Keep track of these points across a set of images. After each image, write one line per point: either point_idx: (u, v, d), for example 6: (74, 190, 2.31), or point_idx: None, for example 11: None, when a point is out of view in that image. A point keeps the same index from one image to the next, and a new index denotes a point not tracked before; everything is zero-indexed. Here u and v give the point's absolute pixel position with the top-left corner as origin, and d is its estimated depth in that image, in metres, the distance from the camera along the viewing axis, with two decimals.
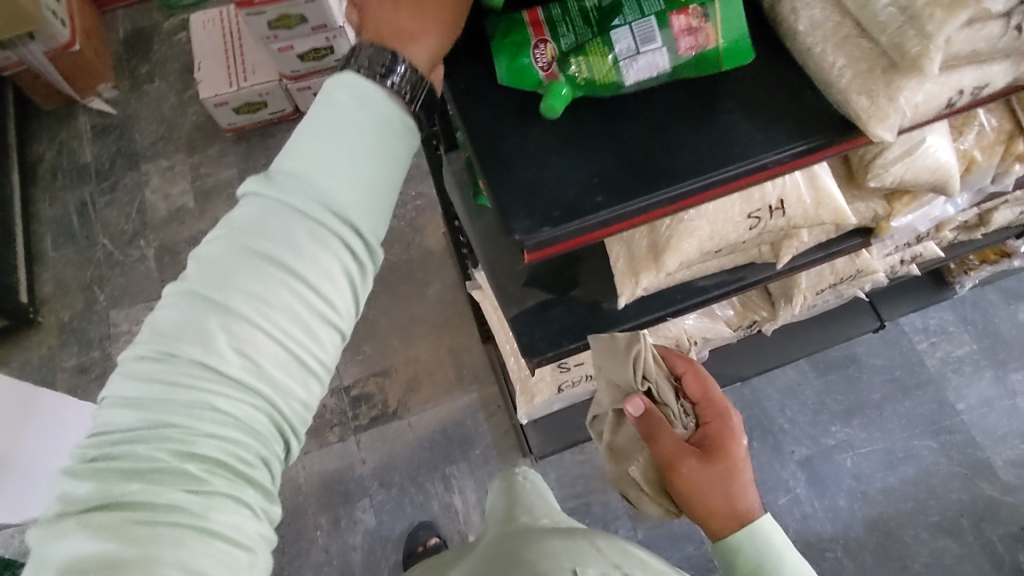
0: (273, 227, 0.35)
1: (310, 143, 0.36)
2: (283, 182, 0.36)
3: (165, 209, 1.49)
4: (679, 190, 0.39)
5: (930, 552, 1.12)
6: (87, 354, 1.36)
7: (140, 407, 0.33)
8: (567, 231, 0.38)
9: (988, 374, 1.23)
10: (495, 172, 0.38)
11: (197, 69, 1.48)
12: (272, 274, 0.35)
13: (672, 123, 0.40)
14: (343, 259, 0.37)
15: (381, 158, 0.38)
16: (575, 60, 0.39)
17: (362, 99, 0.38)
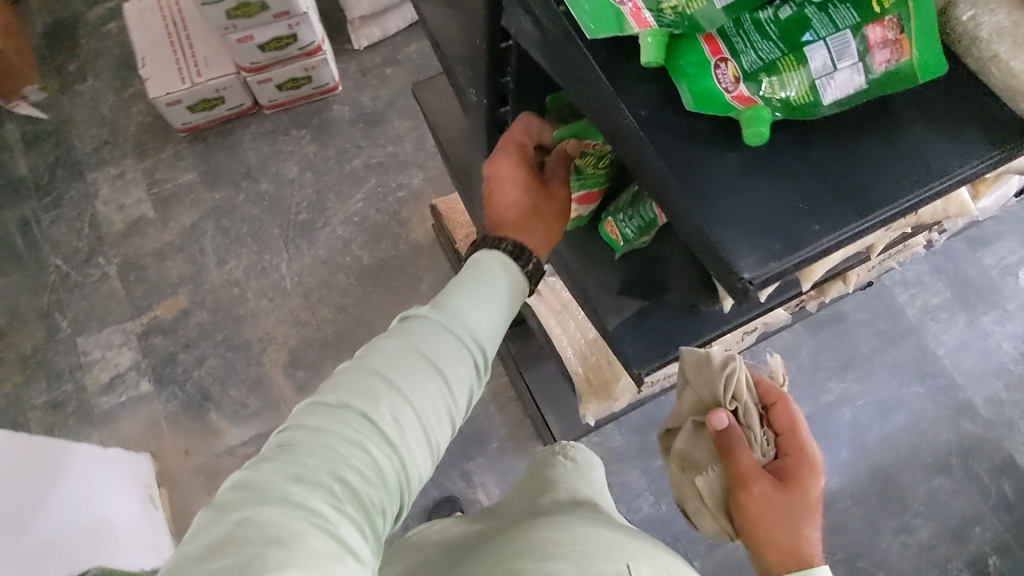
0: (436, 337, 0.42)
1: (465, 289, 0.45)
2: (444, 312, 0.44)
3: (122, 222, 1.37)
4: (889, 213, 0.33)
5: (927, 490, 1.21)
6: (59, 388, 1.25)
7: (310, 435, 0.37)
8: (794, 264, 0.32)
9: (962, 318, 1.32)
10: (699, 210, 0.33)
11: (142, 64, 1.35)
12: (427, 370, 0.41)
13: (863, 139, 0.35)
14: (471, 374, 0.44)
15: (505, 312, 0.46)
16: (766, 79, 0.33)
17: (505, 262, 0.47)
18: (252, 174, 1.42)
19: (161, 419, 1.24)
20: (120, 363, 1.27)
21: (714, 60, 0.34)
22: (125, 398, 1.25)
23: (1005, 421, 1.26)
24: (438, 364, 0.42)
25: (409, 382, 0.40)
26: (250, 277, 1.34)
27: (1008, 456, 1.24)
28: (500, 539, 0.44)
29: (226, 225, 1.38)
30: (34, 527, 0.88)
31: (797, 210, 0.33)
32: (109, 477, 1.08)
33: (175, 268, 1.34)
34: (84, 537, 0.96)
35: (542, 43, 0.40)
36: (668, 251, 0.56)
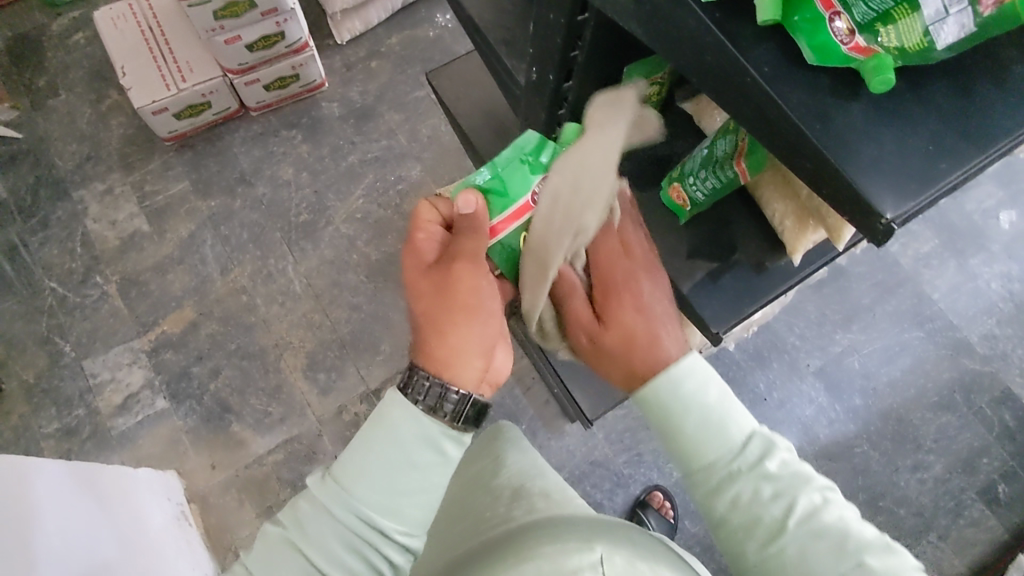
0: (342, 516, 0.48)
1: (359, 455, 0.48)
2: (329, 487, 0.48)
3: (116, 238, 1.33)
4: (1007, 145, 0.35)
5: (937, 427, 1.27)
6: (70, 414, 1.21)
7: None
8: (928, 201, 0.33)
9: (951, 262, 1.39)
10: (840, 156, 0.34)
11: (122, 73, 1.30)
12: (327, 550, 0.48)
13: (973, 81, 0.36)
14: (365, 554, 0.48)
15: (418, 468, 0.49)
16: (882, 28, 0.33)
17: (409, 422, 0.49)
18: (246, 179, 1.39)
19: (181, 435, 1.21)
20: (132, 383, 1.24)
21: (827, 13, 0.34)
22: (141, 417, 1.22)
23: (1000, 355, 1.33)
24: (328, 549, 0.48)
25: (297, 573, 0.48)
26: (257, 282, 1.31)
27: (1006, 387, 1.30)
28: (496, 549, 0.53)
29: (225, 232, 1.35)
30: (87, 549, 0.84)
31: (927, 150, 0.34)
32: (139, 495, 1.04)
33: (177, 281, 1.31)
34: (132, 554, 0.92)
35: (636, 10, 0.40)
36: (731, 211, 0.60)
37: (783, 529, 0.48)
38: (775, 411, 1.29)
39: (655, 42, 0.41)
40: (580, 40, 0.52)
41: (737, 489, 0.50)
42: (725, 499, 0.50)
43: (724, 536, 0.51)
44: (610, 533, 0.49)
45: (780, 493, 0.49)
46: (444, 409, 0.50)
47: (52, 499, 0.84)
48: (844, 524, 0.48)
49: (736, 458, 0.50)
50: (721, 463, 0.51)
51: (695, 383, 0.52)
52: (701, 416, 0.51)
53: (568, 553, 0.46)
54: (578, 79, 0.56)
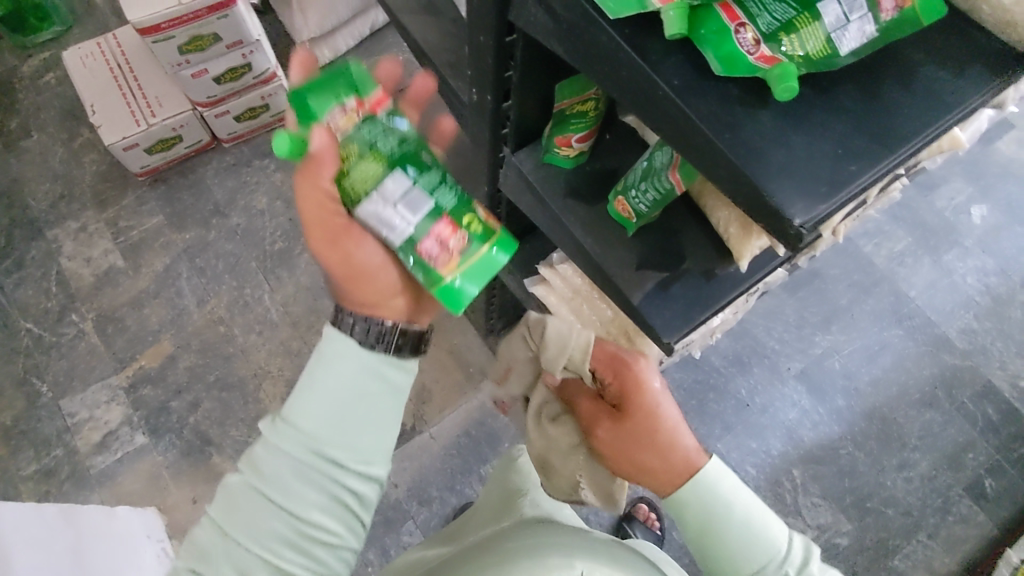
0: (298, 464, 0.47)
1: (306, 391, 0.48)
2: (282, 430, 0.47)
3: (92, 275, 1.33)
4: (917, 144, 0.35)
5: (920, 425, 1.27)
6: (48, 454, 1.20)
7: (214, 551, 0.47)
8: (841, 203, 0.33)
9: (926, 260, 1.40)
10: (750, 165, 0.34)
11: (91, 111, 1.31)
12: (287, 487, 0.47)
13: (882, 82, 0.36)
14: (329, 489, 0.48)
15: (366, 398, 0.49)
16: (786, 38, 0.35)
17: (345, 351, 0.50)
18: (221, 210, 1.40)
19: (162, 470, 1.20)
20: (110, 420, 1.23)
21: (733, 24, 0.35)
22: (118, 455, 1.21)
23: (979, 349, 1.33)
24: (289, 488, 0.47)
25: (264, 513, 0.47)
26: (234, 312, 1.31)
27: (988, 381, 1.31)
28: (473, 555, 0.53)
29: (201, 264, 1.35)
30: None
31: (836, 153, 0.34)
32: (120, 532, 1.04)
33: (154, 315, 1.31)
34: None
35: (555, 29, 0.41)
36: (679, 223, 0.59)
37: None
38: (759, 416, 1.28)
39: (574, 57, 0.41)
40: (511, 60, 0.52)
41: None
42: None
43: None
44: (581, 542, 0.50)
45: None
46: (377, 344, 0.51)
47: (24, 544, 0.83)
48: None
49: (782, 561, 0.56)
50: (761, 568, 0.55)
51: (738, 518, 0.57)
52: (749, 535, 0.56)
53: (549, 559, 0.47)
54: (516, 100, 0.57)
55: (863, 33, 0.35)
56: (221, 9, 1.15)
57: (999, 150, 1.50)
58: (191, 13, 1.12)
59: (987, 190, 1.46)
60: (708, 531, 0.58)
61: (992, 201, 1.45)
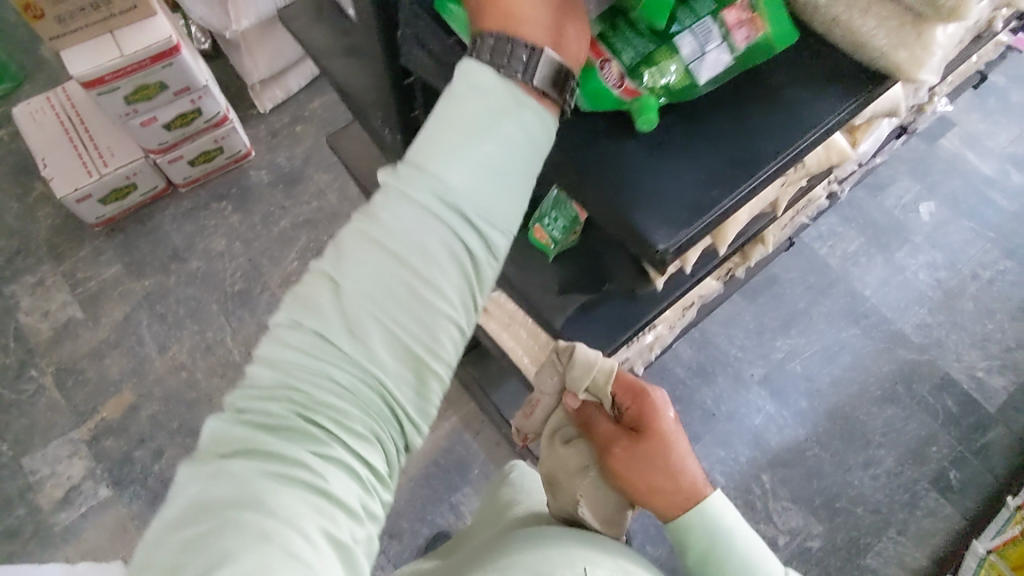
0: (406, 222, 0.34)
1: (434, 126, 0.34)
2: (413, 173, 0.34)
3: (50, 329, 1.32)
4: (780, 162, 0.39)
5: (883, 421, 1.29)
6: (10, 515, 1.18)
7: (275, 377, 0.35)
8: (704, 227, 0.37)
9: (878, 258, 1.43)
10: (617, 197, 0.37)
11: (43, 165, 1.31)
12: (407, 233, 0.34)
13: (745, 106, 0.40)
14: (467, 247, 0.35)
15: (506, 147, 0.34)
16: (648, 71, 0.38)
17: (473, 86, 0.34)
18: (179, 255, 1.40)
19: (127, 522, 1.18)
20: (73, 475, 1.21)
21: (598, 61, 0.38)
22: (82, 510, 1.19)
23: (935, 342, 1.36)
24: (420, 234, 0.34)
25: (384, 274, 0.34)
26: (196, 357, 1.31)
27: (945, 373, 1.33)
28: (480, 566, 0.54)
29: (161, 310, 1.35)
30: None
31: (699, 180, 0.38)
32: None
33: (115, 364, 1.30)
34: None
35: None
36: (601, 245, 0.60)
37: None
38: (725, 423, 1.29)
39: None
40: (414, 101, 0.54)
41: None
42: None
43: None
44: (577, 545, 0.53)
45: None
46: (517, 71, 0.34)
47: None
48: None
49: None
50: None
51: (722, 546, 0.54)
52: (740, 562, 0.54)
53: (552, 561, 0.50)
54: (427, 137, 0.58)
55: (721, 61, 0.39)
56: (164, 58, 1.17)
57: (942, 148, 1.54)
58: (134, 64, 1.14)
59: (933, 186, 1.50)
60: (709, 565, 0.55)
61: (938, 197, 1.49)
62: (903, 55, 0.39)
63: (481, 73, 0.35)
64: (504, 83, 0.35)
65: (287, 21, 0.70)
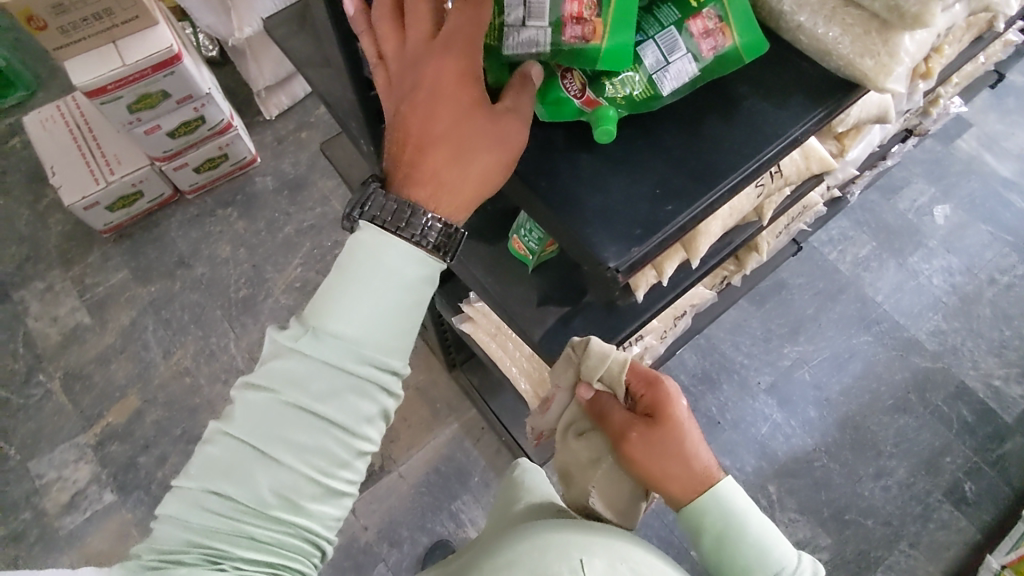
0: (314, 385, 0.38)
1: (335, 294, 0.37)
2: (317, 338, 0.37)
3: (58, 334, 1.34)
4: (739, 176, 0.37)
5: (895, 431, 1.25)
6: (17, 518, 1.20)
7: (194, 536, 0.37)
8: (656, 244, 0.36)
9: (890, 263, 1.39)
10: (567, 214, 0.37)
11: (51, 173, 1.33)
12: (315, 392, 0.38)
13: (704, 119, 0.39)
14: (375, 401, 0.39)
15: (403, 307, 0.39)
16: (610, 82, 0.38)
17: (378, 249, 0.37)
18: (185, 261, 1.41)
19: (130, 527, 1.19)
20: (78, 479, 1.23)
21: (558, 71, 0.38)
22: (86, 514, 1.20)
23: (950, 350, 1.32)
24: (328, 391, 0.38)
25: (294, 427, 0.38)
26: (200, 362, 1.32)
27: (960, 382, 1.29)
28: (471, 561, 0.51)
29: (166, 316, 1.36)
30: None
31: (652, 195, 0.37)
32: None
33: (120, 370, 1.31)
34: None
35: None
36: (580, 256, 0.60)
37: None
38: (731, 432, 1.27)
39: None
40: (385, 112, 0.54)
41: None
42: None
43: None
44: (572, 531, 0.48)
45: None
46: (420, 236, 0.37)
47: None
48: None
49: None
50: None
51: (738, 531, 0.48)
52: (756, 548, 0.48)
53: (547, 555, 0.45)
54: None
55: (687, 70, 0.37)
56: (166, 67, 1.18)
57: (959, 149, 1.50)
58: (137, 73, 1.15)
59: (949, 189, 1.46)
60: (722, 553, 0.48)
61: (954, 200, 1.45)
62: (869, 64, 0.37)
63: (379, 240, 0.38)
64: (394, 246, 0.37)
65: (271, 30, 0.70)
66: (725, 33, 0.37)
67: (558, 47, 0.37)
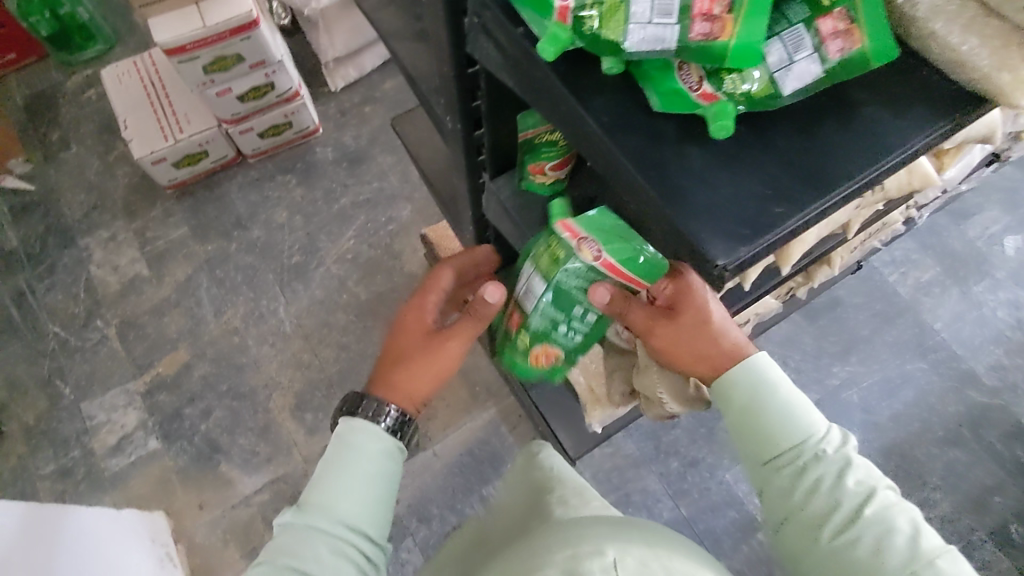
0: (309, 544, 0.52)
1: (323, 475, 0.55)
2: (309, 510, 0.53)
3: (117, 283, 1.39)
4: (859, 183, 0.34)
5: (943, 464, 1.21)
6: (65, 455, 1.24)
7: None
8: (765, 247, 0.32)
9: (954, 291, 1.34)
10: (672, 206, 0.33)
11: (124, 126, 1.36)
12: (310, 547, 0.52)
13: (821, 122, 0.35)
14: (354, 553, 0.53)
15: (374, 479, 0.56)
16: (729, 76, 0.34)
17: (359, 439, 0.57)
18: (243, 223, 1.44)
19: (171, 475, 1.23)
20: (126, 424, 1.27)
21: (676, 63, 0.35)
22: (131, 459, 1.24)
23: (1010, 387, 1.27)
24: (317, 551, 0.51)
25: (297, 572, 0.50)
26: (250, 323, 1.35)
27: (1017, 421, 1.24)
28: (503, 563, 0.48)
29: (221, 275, 1.39)
30: None
31: (764, 196, 0.33)
32: (120, 540, 1.04)
33: (173, 323, 1.35)
34: None
35: (503, 63, 0.41)
36: None
37: (858, 515, 0.47)
38: None
39: (525, 92, 0.41)
40: (476, 89, 0.51)
41: (819, 475, 0.49)
42: (806, 482, 0.49)
43: (796, 519, 0.49)
44: (616, 535, 0.45)
45: (859, 483, 0.48)
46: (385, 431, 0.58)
47: (57, 537, 0.92)
48: (916, 523, 0.46)
49: (819, 443, 0.50)
50: (798, 457, 0.50)
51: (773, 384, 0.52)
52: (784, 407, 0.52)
53: (580, 552, 0.42)
54: (487, 128, 0.55)
55: (811, 71, 0.34)
56: (243, 31, 1.20)
57: None
58: (215, 35, 1.17)
59: None
60: (754, 423, 0.52)
61: None
62: (1007, 78, 0.36)
63: (354, 434, 0.57)
64: (368, 438, 0.57)
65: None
66: (854, 36, 0.34)
67: (684, 45, 0.33)
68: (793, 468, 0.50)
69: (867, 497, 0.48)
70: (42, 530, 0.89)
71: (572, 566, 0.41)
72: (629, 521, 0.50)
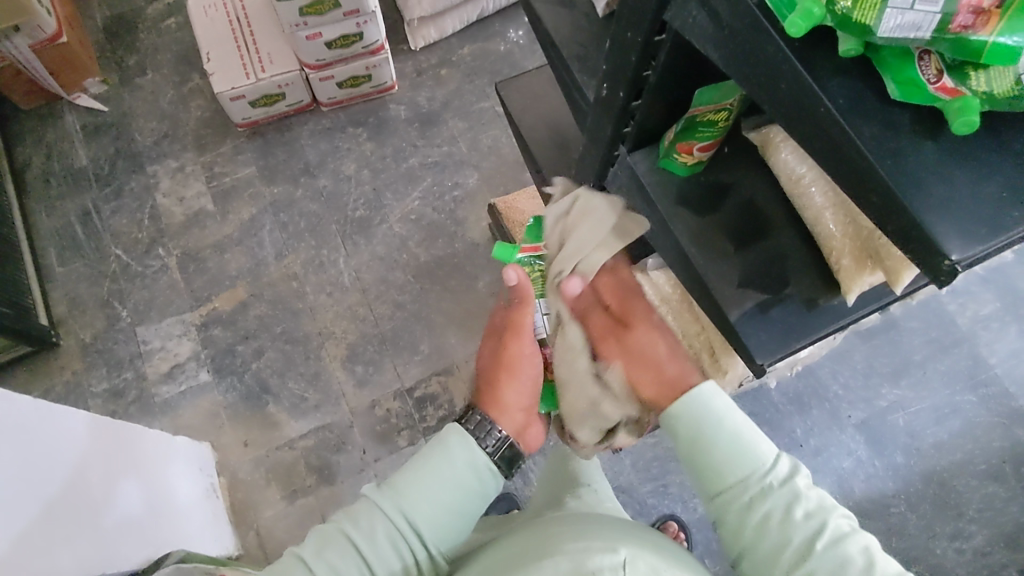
0: (374, 531, 0.51)
1: (413, 470, 0.53)
2: (386, 492, 0.53)
3: (182, 214, 1.40)
4: None
5: (981, 497, 1.22)
6: (119, 376, 1.26)
7: None
8: (998, 245, 0.34)
9: (1013, 328, 1.33)
10: (911, 195, 0.35)
11: (207, 59, 1.36)
12: (374, 539, 0.51)
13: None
14: (409, 558, 0.51)
15: (465, 498, 0.54)
16: (973, 73, 0.34)
17: (461, 446, 0.54)
18: (310, 170, 1.44)
19: (219, 410, 1.25)
20: (180, 353, 1.29)
21: (917, 52, 0.35)
22: (182, 388, 1.26)
23: None
24: (381, 544, 0.51)
25: (357, 552, 0.51)
26: (309, 271, 1.35)
27: None
28: (509, 543, 0.48)
29: (285, 220, 1.40)
30: (108, 512, 0.85)
31: (1000, 197, 0.35)
32: (171, 465, 1.05)
33: (234, 261, 1.36)
34: (152, 528, 0.92)
35: (714, 33, 0.41)
36: (789, 247, 0.59)
37: (810, 549, 0.48)
38: (812, 458, 1.25)
39: (734, 67, 0.41)
40: (653, 60, 0.51)
41: (767, 509, 0.50)
42: (753, 520, 0.50)
43: (751, 561, 0.50)
44: (630, 535, 0.45)
45: (810, 516, 0.49)
46: (488, 443, 0.56)
47: (122, 454, 0.93)
48: (869, 552, 0.47)
49: (766, 476, 0.51)
50: (746, 489, 0.51)
51: (724, 402, 0.54)
52: (732, 432, 0.53)
53: (590, 551, 0.42)
54: (647, 99, 0.55)
55: None
56: None
57: None
58: None
59: None
60: (697, 453, 0.54)
61: None
62: None
63: (458, 438, 0.55)
64: (474, 450, 0.55)
65: None
66: None
67: (939, 35, 0.34)
68: (738, 504, 0.51)
69: (819, 531, 0.48)
70: (110, 447, 0.90)
71: (579, 564, 0.41)
72: (635, 525, 0.49)
